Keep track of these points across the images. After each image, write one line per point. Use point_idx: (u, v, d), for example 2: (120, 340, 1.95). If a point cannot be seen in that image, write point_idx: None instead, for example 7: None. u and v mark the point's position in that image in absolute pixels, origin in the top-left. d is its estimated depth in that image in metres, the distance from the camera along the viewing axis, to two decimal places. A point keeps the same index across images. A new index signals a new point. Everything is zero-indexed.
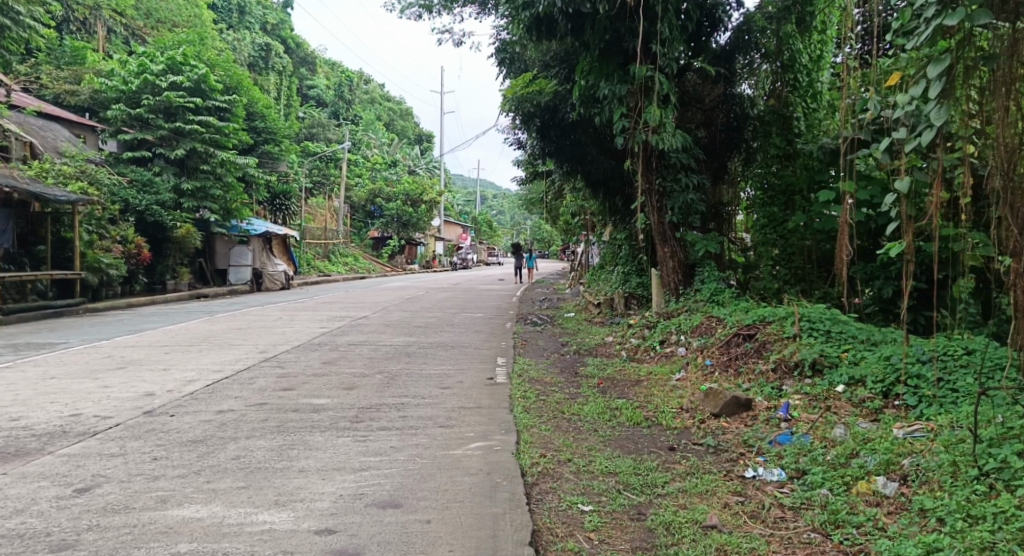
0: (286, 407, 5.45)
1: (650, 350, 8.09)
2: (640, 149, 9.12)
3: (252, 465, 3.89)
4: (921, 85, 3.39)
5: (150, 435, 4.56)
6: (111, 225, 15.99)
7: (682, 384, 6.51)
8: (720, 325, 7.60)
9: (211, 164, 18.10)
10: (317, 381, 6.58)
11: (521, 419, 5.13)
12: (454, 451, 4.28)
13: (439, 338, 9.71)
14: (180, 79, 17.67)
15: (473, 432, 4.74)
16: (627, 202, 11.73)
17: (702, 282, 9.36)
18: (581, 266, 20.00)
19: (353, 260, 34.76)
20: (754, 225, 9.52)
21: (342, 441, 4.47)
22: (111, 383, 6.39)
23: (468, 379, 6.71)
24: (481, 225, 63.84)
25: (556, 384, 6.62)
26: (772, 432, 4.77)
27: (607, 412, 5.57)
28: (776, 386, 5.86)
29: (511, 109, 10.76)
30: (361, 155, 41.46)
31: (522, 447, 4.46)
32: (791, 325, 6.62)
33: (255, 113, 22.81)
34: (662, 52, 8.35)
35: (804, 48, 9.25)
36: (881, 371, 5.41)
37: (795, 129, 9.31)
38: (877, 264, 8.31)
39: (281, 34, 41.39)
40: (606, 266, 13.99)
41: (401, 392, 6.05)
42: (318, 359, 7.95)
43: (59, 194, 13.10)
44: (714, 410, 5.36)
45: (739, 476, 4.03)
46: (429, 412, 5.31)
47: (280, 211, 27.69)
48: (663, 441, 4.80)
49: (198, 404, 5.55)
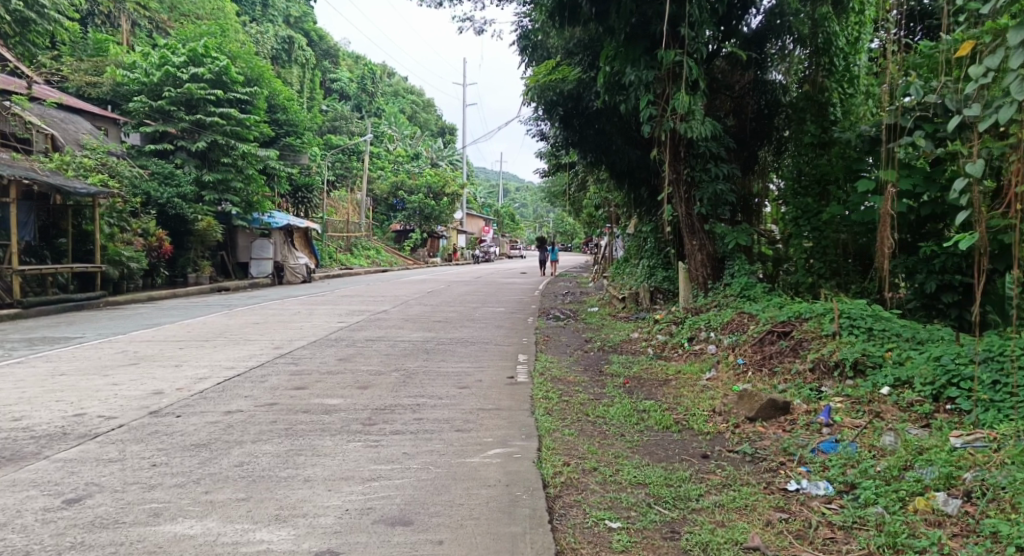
0: (297, 407, 5.23)
1: (678, 348, 7.74)
2: (667, 138, 8.74)
3: (254, 474, 3.66)
4: (1001, 54, 2.92)
5: (152, 439, 4.37)
6: (132, 218, 15.99)
7: (712, 384, 6.17)
8: (752, 322, 7.22)
9: (233, 157, 18.18)
10: (331, 379, 6.34)
11: (543, 423, 4.84)
12: (471, 459, 4.00)
13: (458, 334, 9.44)
14: (202, 71, 17.62)
15: (491, 437, 4.45)
16: (653, 193, 11.38)
17: (731, 276, 8.95)
18: (605, 258, 19.59)
19: (375, 253, 34.73)
20: (786, 216, 9.09)
21: (352, 446, 4.23)
22: (121, 380, 6.24)
23: (487, 378, 6.43)
24: (503, 218, 63.60)
25: (579, 383, 6.32)
26: (814, 439, 4.42)
27: (634, 415, 5.24)
28: (815, 387, 5.49)
29: (533, 97, 10.41)
30: (383, 147, 41.34)
31: (544, 454, 4.17)
32: (830, 322, 6.21)
33: (276, 106, 22.73)
34: (690, 35, 7.92)
35: (840, 31, 8.75)
36: (931, 373, 5.01)
37: (830, 116, 8.82)
38: (919, 256, 7.83)
39: (304, 27, 41.41)
40: (630, 259, 13.60)
41: (417, 392, 5.79)
42: (334, 354, 7.73)
43: (79, 187, 13.04)
44: (748, 413, 5.01)
45: (781, 489, 3.70)
46: (446, 414, 5.04)
47: (303, 204, 27.65)
48: (696, 447, 4.47)
49: (207, 404, 5.36)
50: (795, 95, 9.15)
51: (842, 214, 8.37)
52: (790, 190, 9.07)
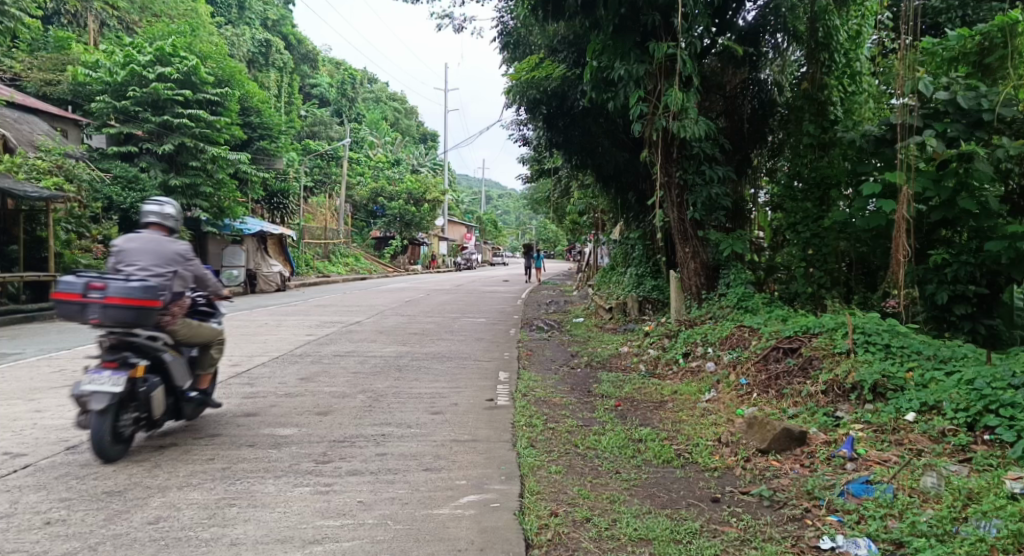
0: (242, 440, 4.53)
1: (673, 365, 7.14)
2: (659, 137, 8.18)
3: (168, 536, 3.01)
4: None
5: (58, 485, 3.66)
6: (93, 224, 15.15)
7: (713, 407, 5.58)
8: (754, 336, 6.62)
9: (201, 161, 17.34)
10: (287, 404, 5.63)
11: (526, 459, 4.20)
12: (439, 511, 3.34)
13: (434, 348, 8.77)
14: (168, 70, 16.76)
15: (465, 479, 3.79)
16: (640, 199, 10.87)
17: (727, 285, 8.40)
18: (590, 266, 19.04)
19: (354, 260, 33.88)
20: (783, 221, 8.54)
21: (297, 493, 3.53)
22: (47, 406, 5.50)
23: (464, 401, 5.76)
24: (485, 225, 63.07)
25: (567, 407, 5.67)
26: (841, 478, 3.80)
27: (629, 446, 4.61)
28: (831, 413, 4.91)
29: (516, 96, 9.76)
30: (364, 153, 40.54)
31: (527, 501, 3.51)
32: (842, 338, 5.61)
33: (250, 108, 21.89)
34: (685, 27, 7.38)
35: (841, 25, 8.22)
36: (963, 397, 4.45)
37: (830, 116, 8.33)
38: (929, 265, 7.37)
39: (282, 30, 40.51)
40: (617, 267, 12.99)
41: (384, 419, 5.11)
42: (295, 373, 7.01)
43: (30, 191, 12.17)
44: (760, 445, 4.40)
45: (813, 546, 3.08)
46: (414, 448, 4.38)
47: (279, 210, 26.86)
48: (704, 488, 3.85)
49: (138, 436, 4.64)
50: (792, 94, 8.63)
51: (844, 223, 7.86)
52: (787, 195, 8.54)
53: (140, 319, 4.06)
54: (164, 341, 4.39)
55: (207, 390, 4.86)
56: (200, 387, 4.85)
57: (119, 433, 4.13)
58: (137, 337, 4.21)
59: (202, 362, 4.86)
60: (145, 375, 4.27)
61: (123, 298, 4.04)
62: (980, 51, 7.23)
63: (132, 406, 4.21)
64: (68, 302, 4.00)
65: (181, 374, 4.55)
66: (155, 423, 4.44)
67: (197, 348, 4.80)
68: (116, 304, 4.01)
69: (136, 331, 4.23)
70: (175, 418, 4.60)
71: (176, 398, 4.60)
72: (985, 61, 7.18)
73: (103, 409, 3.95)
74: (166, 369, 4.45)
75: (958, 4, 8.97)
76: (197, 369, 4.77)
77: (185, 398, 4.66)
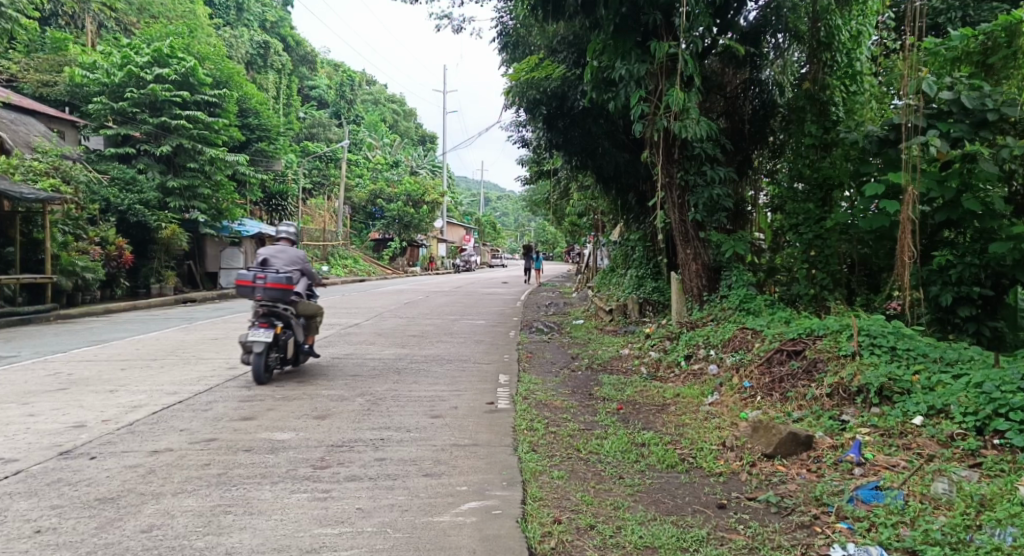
0: (239, 445, 4.45)
1: (674, 367, 7.07)
2: (661, 138, 8.11)
3: (161, 545, 2.93)
4: None
5: (49, 491, 3.58)
6: (90, 226, 15.07)
7: (716, 411, 5.50)
8: (757, 339, 6.54)
9: (199, 162, 17.28)
10: (285, 408, 5.55)
11: (528, 464, 4.12)
12: (439, 518, 3.27)
13: (433, 350, 8.68)
14: (166, 71, 16.68)
15: (466, 485, 3.71)
16: (640, 200, 10.83)
17: (728, 287, 8.32)
18: (589, 268, 18.96)
19: (353, 262, 33.80)
20: (785, 222, 8.48)
21: (294, 500, 3.45)
22: (41, 410, 5.41)
23: (464, 404, 5.68)
24: (484, 227, 62.98)
25: (568, 410, 5.59)
26: (849, 484, 3.72)
27: (633, 450, 4.53)
28: (836, 416, 4.83)
29: (515, 96, 9.67)
30: (362, 154, 40.48)
31: (529, 508, 3.44)
32: (847, 341, 5.54)
33: (248, 110, 21.82)
34: (686, 26, 7.32)
35: (843, 25, 8.16)
36: (972, 401, 4.37)
37: (832, 117, 8.28)
38: (933, 267, 7.31)
39: (281, 32, 40.47)
40: (617, 268, 12.92)
41: (383, 423, 5.03)
42: (293, 376, 6.93)
43: (27, 192, 12.09)
44: (765, 449, 4.32)
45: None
46: (414, 453, 4.30)
47: (277, 212, 26.79)
48: (709, 494, 3.77)
49: (132, 441, 4.55)
50: (794, 94, 8.58)
51: (846, 223, 7.80)
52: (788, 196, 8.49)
53: (284, 296, 6.53)
54: (293, 311, 6.76)
55: (313, 346, 7.16)
56: (310, 343, 7.17)
57: (268, 366, 6.55)
58: (278, 307, 6.61)
59: (312, 327, 7.18)
60: (282, 331, 6.67)
61: (275, 283, 6.51)
62: (983, 51, 7.17)
63: (275, 350, 6.62)
64: (243, 285, 6.47)
65: (300, 332, 6.92)
66: (285, 362, 6.84)
67: (305, 319, 7.10)
68: (269, 286, 6.48)
69: (277, 303, 6.64)
70: (295, 363, 6.92)
71: (298, 350, 6.97)
72: (989, 61, 7.13)
73: (261, 350, 6.36)
74: (292, 329, 6.84)
75: (959, 5, 8.93)
76: (307, 331, 7.06)
77: (302, 349, 7.01)
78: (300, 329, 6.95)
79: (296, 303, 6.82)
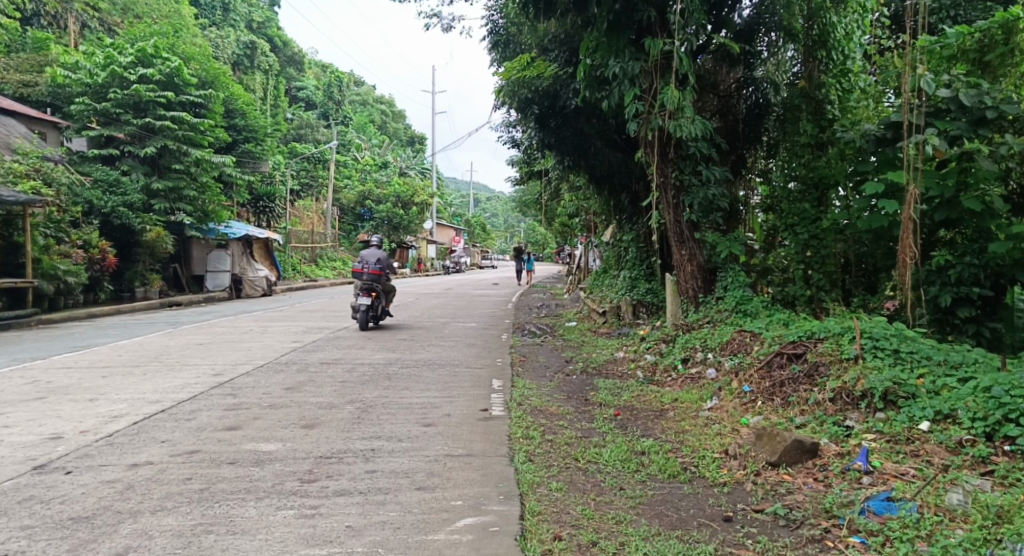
0: (223, 457, 4.26)
1: (671, 371, 6.93)
2: (655, 137, 8.00)
3: None
4: None
5: (20, 511, 3.38)
6: (72, 228, 14.74)
7: (716, 416, 5.37)
8: (756, 342, 6.41)
9: (185, 163, 17.05)
10: (271, 416, 5.36)
11: (524, 475, 3.96)
12: (433, 537, 3.10)
13: (424, 354, 8.52)
14: (151, 71, 16.39)
15: (461, 499, 3.54)
16: (633, 200, 10.77)
17: (724, 288, 8.20)
18: (581, 268, 18.84)
19: (342, 264, 33.52)
20: (781, 222, 8.35)
21: (280, 518, 3.28)
22: (16, 421, 5.20)
23: (457, 411, 5.52)
24: (474, 228, 62.79)
25: (564, 417, 5.44)
26: (860, 494, 3.59)
27: (633, 459, 4.37)
28: (841, 422, 4.71)
29: (507, 96, 9.51)
30: (351, 156, 40.21)
31: (528, 524, 3.28)
32: (850, 344, 5.41)
33: (234, 110, 21.52)
34: (680, 24, 7.22)
35: (838, 22, 8.06)
36: (980, 406, 4.26)
37: (827, 115, 8.18)
38: (932, 266, 7.21)
39: (267, 32, 40.15)
40: (609, 270, 12.82)
41: (373, 433, 4.86)
42: (281, 383, 6.74)
43: (7, 195, 11.80)
44: (770, 458, 4.18)
45: None
46: (406, 464, 4.13)
47: (265, 214, 26.50)
48: (714, 506, 3.63)
49: (111, 453, 4.34)
50: (788, 92, 8.45)
51: (842, 222, 7.69)
52: (783, 196, 8.36)
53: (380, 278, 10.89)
54: (382, 288, 11.14)
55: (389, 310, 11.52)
56: (387, 307, 11.57)
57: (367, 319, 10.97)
58: (375, 286, 10.97)
59: (387, 299, 11.53)
60: (376, 299, 11.04)
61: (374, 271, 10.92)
62: (980, 48, 7.08)
63: (371, 310, 11.01)
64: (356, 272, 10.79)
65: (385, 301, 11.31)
66: (376, 318, 11.23)
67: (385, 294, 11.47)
68: (369, 271, 10.85)
69: (373, 283, 11.01)
70: (380, 320, 11.24)
71: (381, 312, 11.30)
72: (986, 58, 7.04)
73: (365, 308, 10.78)
74: (380, 299, 11.20)
75: (950, 4, 8.92)
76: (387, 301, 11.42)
77: (383, 312, 11.35)
78: (383, 298, 11.35)
79: (383, 283, 11.18)
